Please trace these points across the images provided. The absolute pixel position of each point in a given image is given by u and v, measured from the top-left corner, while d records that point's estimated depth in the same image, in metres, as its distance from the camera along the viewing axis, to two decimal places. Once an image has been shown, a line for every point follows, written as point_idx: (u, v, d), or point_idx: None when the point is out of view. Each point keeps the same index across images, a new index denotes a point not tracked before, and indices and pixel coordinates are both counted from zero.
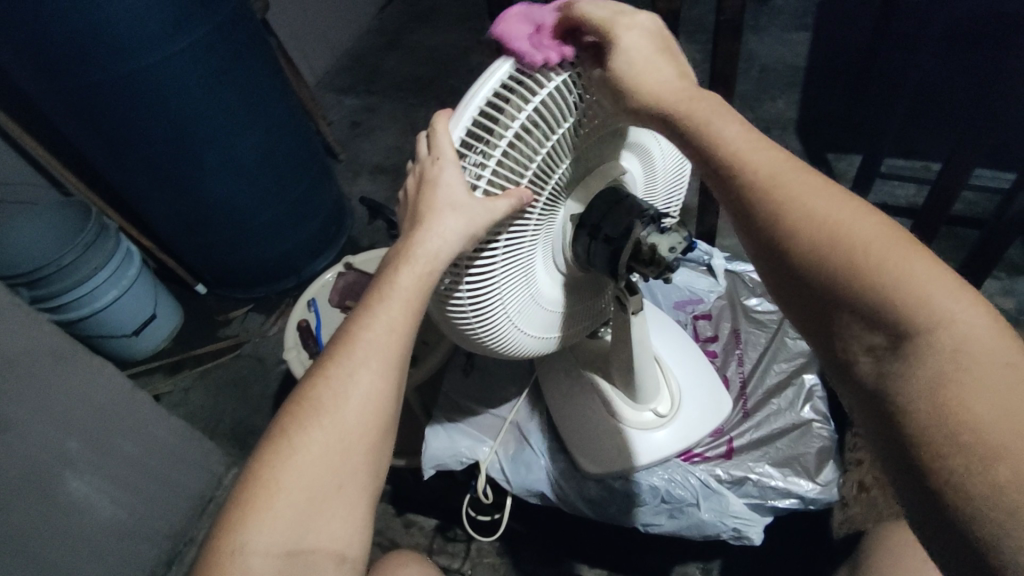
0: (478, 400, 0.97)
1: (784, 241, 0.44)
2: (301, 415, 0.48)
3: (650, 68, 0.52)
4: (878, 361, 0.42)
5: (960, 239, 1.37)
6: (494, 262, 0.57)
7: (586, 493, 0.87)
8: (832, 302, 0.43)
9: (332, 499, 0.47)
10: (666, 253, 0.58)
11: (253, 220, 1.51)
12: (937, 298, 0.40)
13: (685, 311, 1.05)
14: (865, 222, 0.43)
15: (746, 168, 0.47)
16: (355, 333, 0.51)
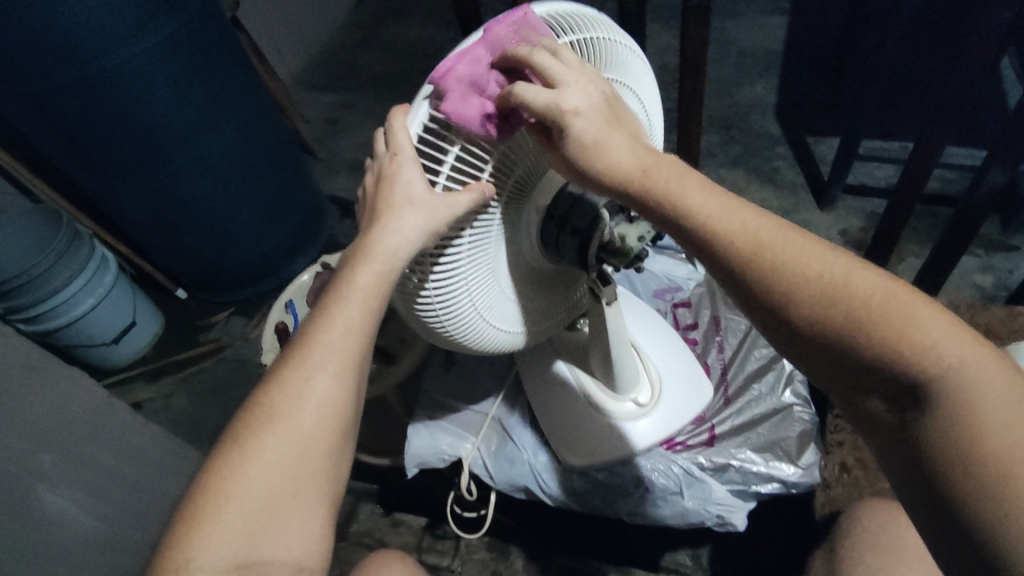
0: (458, 396, 0.96)
1: (787, 306, 0.44)
2: (255, 422, 0.49)
3: (610, 151, 0.51)
4: (897, 406, 0.42)
5: (937, 219, 1.38)
6: (459, 258, 0.56)
7: (570, 486, 0.86)
8: (840, 357, 0.43)
9: (289, 506, 0.48)
10: (636, 241, 0.61)
11: (232, 223, 1.49)
12: (942, 342, 0.41)
13: (664, 299, 1.04)
14: (860, 279, 0.43)
15: (737, 237, 0.46)
16: (313, 335, 0.51)
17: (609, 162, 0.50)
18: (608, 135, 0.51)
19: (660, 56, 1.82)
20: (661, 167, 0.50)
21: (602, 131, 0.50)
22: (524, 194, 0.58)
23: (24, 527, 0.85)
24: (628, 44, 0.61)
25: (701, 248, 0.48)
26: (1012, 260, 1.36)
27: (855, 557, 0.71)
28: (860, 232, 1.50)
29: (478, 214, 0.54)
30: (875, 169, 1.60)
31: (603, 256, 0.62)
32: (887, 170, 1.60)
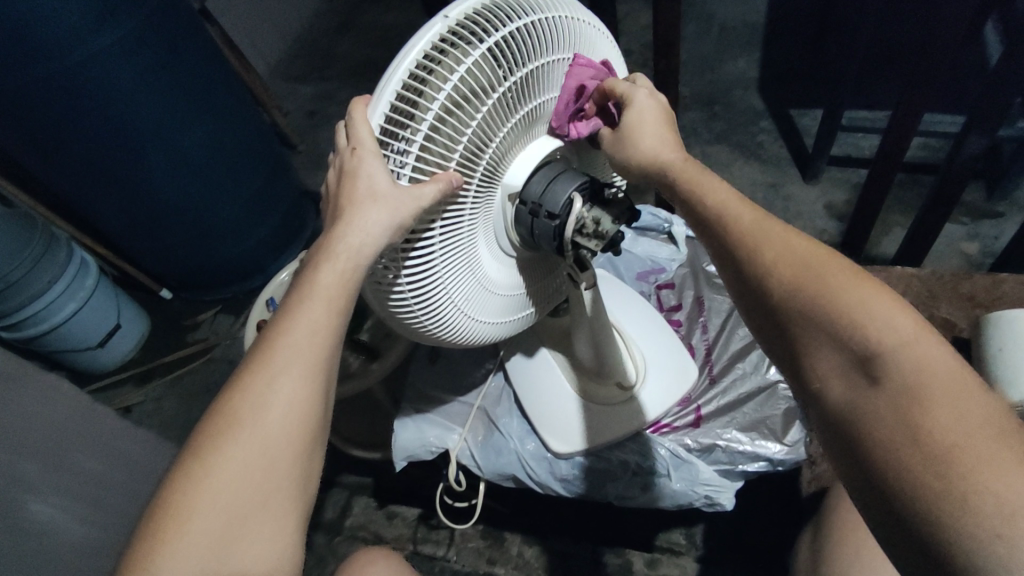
0: (445, 388, 0.96)
1: (763, 276, 0.47)
2: (219, 431, 0.49)
3: (655, 134, 0.57)
4: (846, 387, 0.43)
5: (921, 188, 1.37)
6: (431, 249, 0.55)
7: (558, 472, 0.86)
8: (802, 331, 0.45)
9: (257, 515, 0.48)
10: (609, 226, 0.60)
11: (213, 221, 1.46)
12: (890, 327, 0.42)
13: (648, 281, 1.03)
14: (832, 261, 0.46)
15: (727, 218, 0.50)
16: (276, 338, 0.51)
17: (658, 136, 0.57)
18: (664, 122, 0.58)
19: (640, 33, 1.79)
20: (683, 162, 0.55)
21: (655, 117, 0.57)
22: (494, 179, 0.57)
23: (12, 538, 0.84)
24: (590, 21, 0.60)
25: (700, 224, 0.53)
26: (997, 226, 1.36)
27: (840, 532, 0.72)
28: (845, 204, 1.50)
29: (446, 205, 0.53)
30: (860, 139, 1.59)
31: (578, 241, 0.60)
32: (872, 140, 1.59)
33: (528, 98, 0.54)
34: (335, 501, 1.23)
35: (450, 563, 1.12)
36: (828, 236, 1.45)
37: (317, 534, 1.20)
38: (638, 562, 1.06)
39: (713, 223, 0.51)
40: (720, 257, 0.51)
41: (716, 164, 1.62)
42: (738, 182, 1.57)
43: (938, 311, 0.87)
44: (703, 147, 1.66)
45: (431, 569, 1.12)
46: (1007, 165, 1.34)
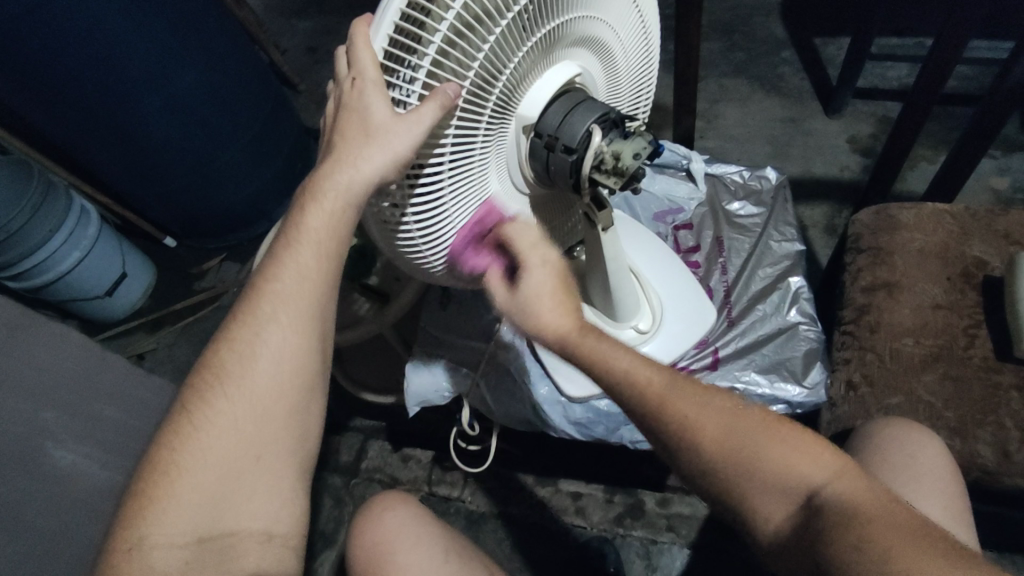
0: (454, 332, 0.94)
1: (692, 441, 0.50)
2: (208, 385, 0.50)
3: (546, 311, 0.57)
4: (795, 525, 0.46)
5: (954, 122, 1.30)
6: (439, 184, 0.52)
7: (572, 416, 0.86)
8: (739, 488, 0.49)
9: (250, 471, 0.50)
10: (631, 160, 0.56)
11: (213, 168, 1.42)
12: (811, 466, 0.47)
13: (665, 222, 0.98)
14: (745, 416, 0.50)
15: (642, 391, 0.52)
16: (263, 289, 0.51)
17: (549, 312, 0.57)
18: (552, 296, 0.58)
19: None
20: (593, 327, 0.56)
21: (546, 288, 0.58)
22: (507, 111, 0.53)
23: (34, 483, 0.85)
24: None
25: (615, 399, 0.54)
26: None
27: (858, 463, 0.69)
28: (869, 139, 1.43)
29: (451, 121, 0.48)
30: (889, 69, 1.51)
31: (595, 178, 0.57)
32: (901, 70, 1.50)
33: (546, 18, 0.49)
34: (348, 444, 1.25)
35: (464, 504, 1.14)
36: (851, 173, 1.40)
37: (334, 476, 1.22)
38: (649, 501, 1.09)
39: (630, 395, 0.52)
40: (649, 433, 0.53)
41: (734, 97, 1.54)
42: (758, 116, 1.50)
43: (970, 249, 0.83)
44: (721, 80, 1.58)
45: (446, 509, 1.15)
46: None
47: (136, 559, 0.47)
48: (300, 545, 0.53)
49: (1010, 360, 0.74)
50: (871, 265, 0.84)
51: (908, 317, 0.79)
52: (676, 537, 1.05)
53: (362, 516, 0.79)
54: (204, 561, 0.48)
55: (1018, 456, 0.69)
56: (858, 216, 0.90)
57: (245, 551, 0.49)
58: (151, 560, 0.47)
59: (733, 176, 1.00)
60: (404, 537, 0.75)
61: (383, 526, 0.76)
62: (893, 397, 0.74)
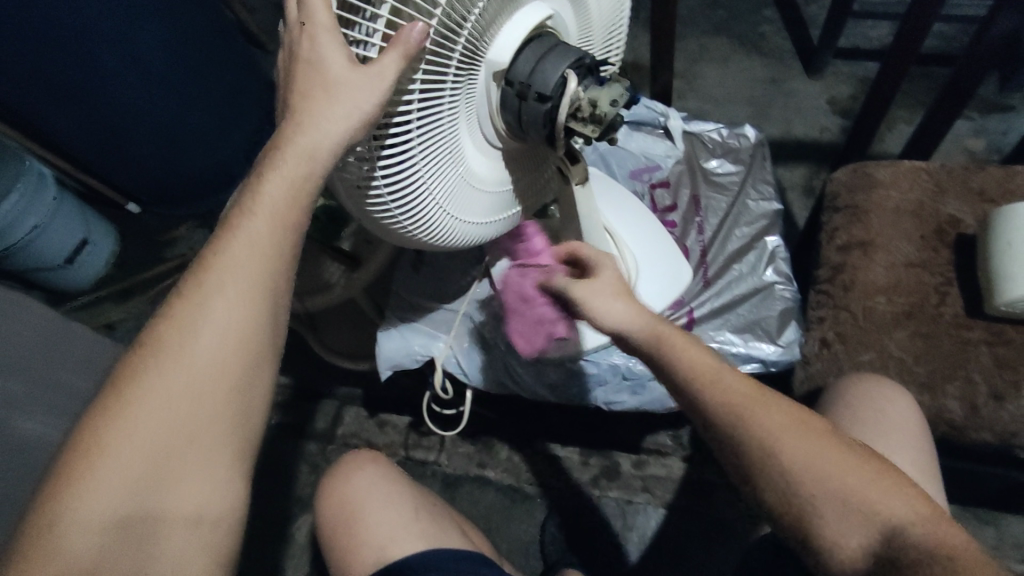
0: (428, 295, 0.92)
1: (771, 455, 0.50)
2: (146, 357, 0.47)
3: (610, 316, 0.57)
4: (869, 554, 0.48)
5: (932, 82, 1.30)
6: (408, 142, 0.50)
7: (546, 378, 0.85)
8: (815, 512, 0.49)
9: (182, 452, 0.47)
10: (609, 108, 0.55)
11: (179, 133, 1.35)
12: (897, 506, 0.49)
13: (641, 180, 0.96)
14: (834, 449, 0.50)
15: (723, 399, 0.51)
16: (213, 263, 0.48)
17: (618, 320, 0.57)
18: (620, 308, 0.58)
19: None
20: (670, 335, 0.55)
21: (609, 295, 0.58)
22: (475, 63, 0.51)
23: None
24: None
25: (686, 397, 0.53)
26: (1005, 122, 1.31)
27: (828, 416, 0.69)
28: (849, 100, 1.42)
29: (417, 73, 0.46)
30: (870, 28, 1.49)
31: (571, 127, 0.56)
32: (883, 29, 1.48)
33: None
34: (323, 411, 1.24)
35: (441, 467, 1.14)
36: (830, 134, 1.39)
37: (311, 443, 1.21)
38: (625, 462, 1.10)
39: (703, 400, 0.52)
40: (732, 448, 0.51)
41: (716, 57, 1.51)
42: (738, 76, 1.47)
43: (945, 207, 0.82)
44: (701, 38, 1.54)
45: (423, 474, 1.15)
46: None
47: (53, 541, 0.45)
48: (230, 531, 0.50)
49: (980, 317, 0.74)
50: (848, 223, 0.83)
51: (883, 276, 0.78)
52: (651, 496, 1.06)
53: (333, 473, 0.78)
54: (123, 543, 0.46)
55: (984, 410, 0.69)
56: (836, 175, 0.89)
57: (170, 534, 0.48)
58: (68, 539, 0.45)
59: (711, 134, 0.97)
60: (373, 497, 0.74)
61: (351, 485, 0.76)
62: (865, 353, 0.75)
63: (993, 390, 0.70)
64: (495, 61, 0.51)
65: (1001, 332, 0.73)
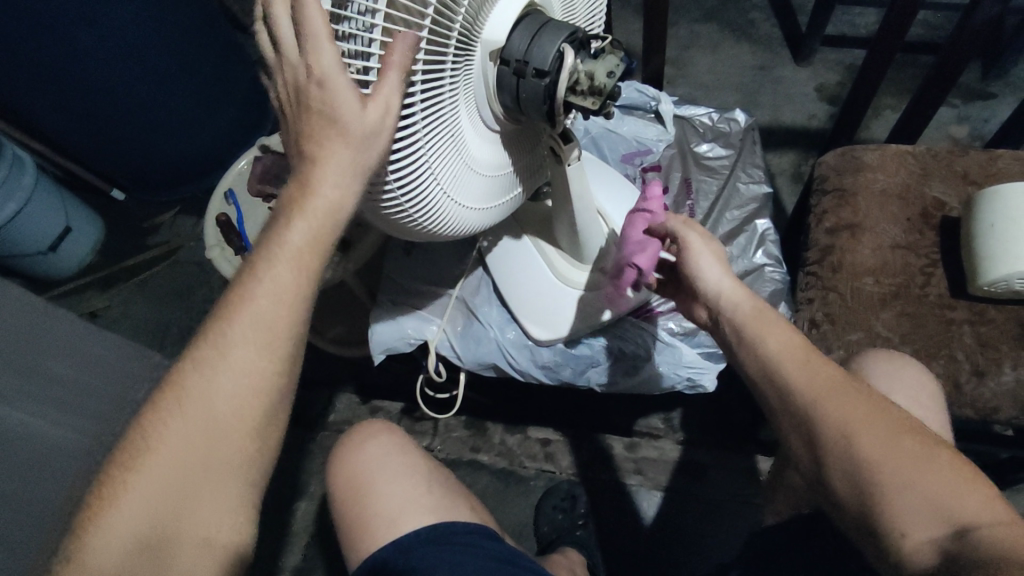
0: (422, 280, 0.92)
1: (853, 441, 0.50)
2: (174, 393, 0.49)
3: (716, 287, 0.63)
4: (938, 551, 0.44)
5: (917, 70, 1.31)
6: (414, 131, 0.50)
7: (540, 359, 0.85)
8: (891, 498, 0.47)
9: (200, 485, 0.49)
10: (605, 79, 0.56)
11: (162, 113, 1.32)
12: (974, 507, 0.45)
13: (633, 164, 0.96)
14: (927, 448, 0.49)
15: (808, 378, 0.54)
16: (235, 304, 0.49)
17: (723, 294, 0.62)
18: (725, 282, 0.62)
19: None
20: (759, 314, 0.59)
21: (711, 267, 0.64)
22: (470, 44, 0.51)
23: None
24: None
25: (761, 381, 0.57)
26: (988, 109, 1.33)
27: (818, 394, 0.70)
28: (836, 87, 1.43)
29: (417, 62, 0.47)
30: (857, 16, 1.50)
31: (570, 101, 0.57)
32: (870, 17, 1.50)
33: None
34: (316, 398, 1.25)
35: (434, 452, 1.14)
36: (818, 121, 1.40)
37: (302, 430, 1.21)
38: (618, 446, 1.10)
39: (790, 377, 0.54)
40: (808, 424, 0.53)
41: (705, 44, 1.51)
42: (727, 63, 1.48)
43: (930, 190, 0.83)
44: (691, 25, 1.54)
45: None
46: (1007, 43, 1.29)
47: (81, 559, 0.48)
48: (239, 556, 0.52)
49: (963, 297, 0.76)
50: (836, 206, 0.85)
51: (869, 257, 0.80)
52: (643, 478, 1.07)
53: (348, 440, 0.79)
54: (142, 566, 0.48)
55: (967, 387, 0.71)
56: (824, 159, 0.90)
57: (184, 558, 0.50)
58: (91, 559, 0.47)
59: (702, 118, 0.98)
60: (387, 466, 0.75)
61: (365, 453, 0.76)
62: (854, 333, 0.76)
63: (975, 367, 0.72)
64: (490, 41, 0.53)
65: (983, 311, 0.74)
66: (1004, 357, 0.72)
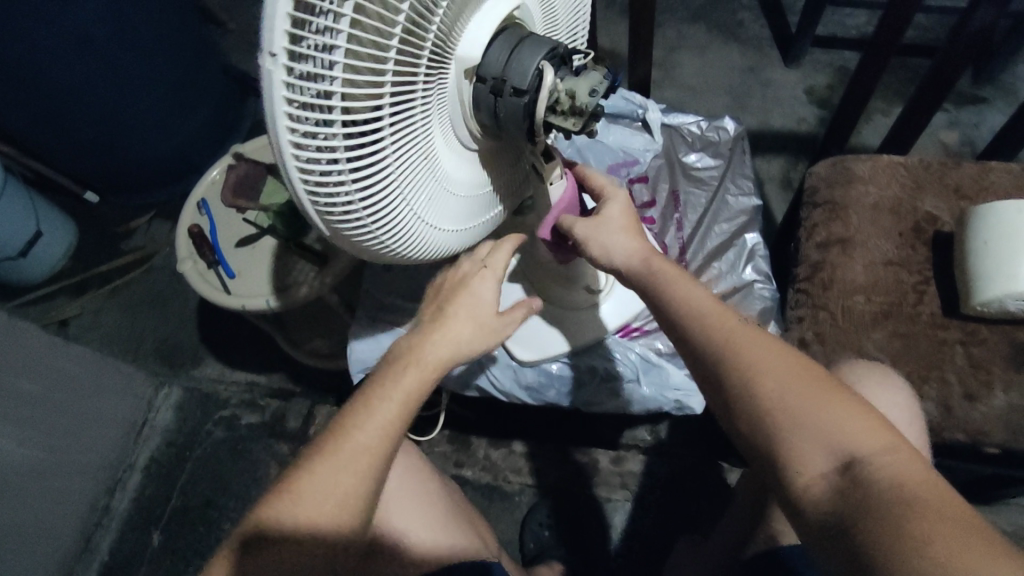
0: (402, 296, 0.89)
1: (756, 382, 0.53)
2: (322, 456, 0.58)
3: (621, 246, 0.65)
4: (834, 486, 0.49)
5: (907, 75, 1.29)
6: (381, 146, 0.47)
7: (523, 380, 0.82)
8: (790, 438, 0.51)
9: (311, 542, 0.58)
10: (587, 98, 0.53)
11: (133, 114, 1.27)
12: (866, 441, 0.49)
13: (620, 175, 0.93)
14: (835, 394, 0.52)
15: (706, 322, 0.58)
16: (383, 393, 0.59)
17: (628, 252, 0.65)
18: (628, 244, 0.65)
19: None
20: (662, 267, 0.63)
21: (620, 227, 0.66)
22: (446, 57, 0.48)
23: None
24: None
25: (678, 324, 0.60)
26: (977, 114, 1.32)
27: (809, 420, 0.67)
28: (826, 90, 1.41)
29: (387, 74, 0.44)
30: (847, 17, 1.48)
31: (550, 122, 0.54)
32: (860, 18, 1.48)
33: None
34: (296, 411, 1.24)
35: None
36: (807, 125, 1.38)
37: (282, 444, 1.21)
38: (604, 459, 1.08)
39: (698, 331, 0.58)
40: (711, 373, 0.56)
41: (693, 45, 1.49)
42: (715, 65, 1.46)
43: (922, 205, 0.81)
44: (679, 26, 1.52)
45: None
46: (998, 48, 1.28)
47: None
48: None
49: (956, 316, 0.74)
50: (827, 220, 0.82)
51: (861, 274, 0.78)
52: (630, 494, 1.05)
53: None
54: None
55: (958, 410, 0.70)
56: (815, 168, 0.88)
57: None
58: None
59: (691, 127, 0.95)
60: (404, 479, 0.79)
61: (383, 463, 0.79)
62: (844, 354, 0.74)
63: (966, 391, 0.70)
64: (466, 58, 0.49)
65: (975, 331, 0.73)
66: (995, 379, 0.70)
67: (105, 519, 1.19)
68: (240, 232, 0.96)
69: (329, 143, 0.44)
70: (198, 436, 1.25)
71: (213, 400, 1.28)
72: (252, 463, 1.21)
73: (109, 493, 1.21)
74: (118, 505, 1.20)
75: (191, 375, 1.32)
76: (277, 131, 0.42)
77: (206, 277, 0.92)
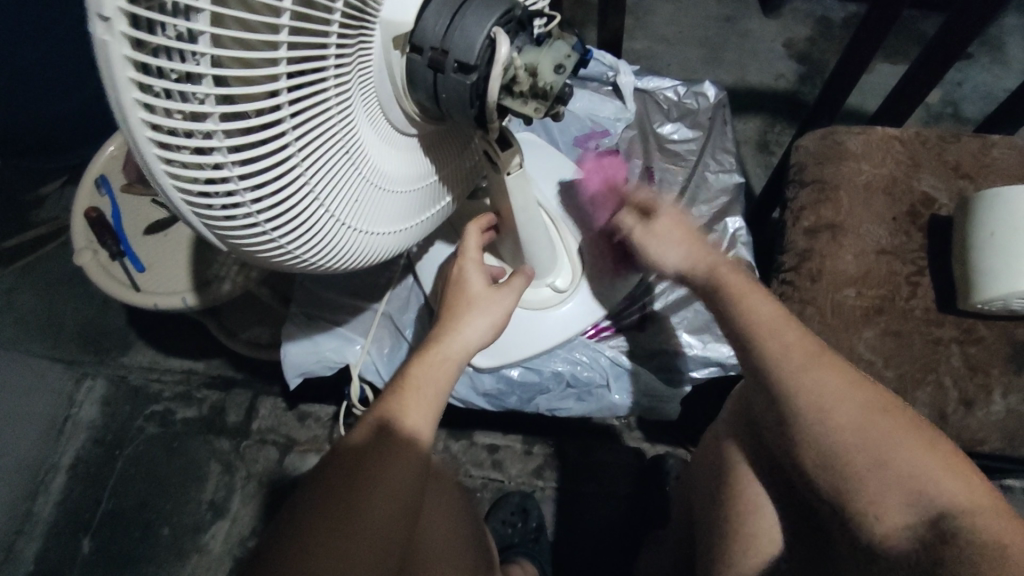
0: (345, 290, 0.79)
1: (828, 414, 0.53)
2: (361, 449, 0.55)
3: (672, 254, 0.63)
4: (914, 535, 0.49)
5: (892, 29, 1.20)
6: (286, 148, 0.36)
7: (481, 386, 0.75)
8: (870, 483, 0.51)
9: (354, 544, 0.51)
10: (552, 77, 0.42)
11: (37, 81, 1.03)
12: (956, 491, 0.48)
13: (587, 148, 0.83)
14: (909, 427, 0.51)
15: (774, 339, 0.56)
16: (408, 379, 0.59)
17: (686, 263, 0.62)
18: (686, 248, 0.62)
19: None
20: (729, 272, 0.60)
21: (675, 232, 0.63)
22: (367, 24, 0.37)
23: None
24: None
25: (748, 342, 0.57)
26: (962, 71, 1.24)
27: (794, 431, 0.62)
28: (807, 42, 1.31)
29: (281, 48, 0.32)
30: None
31: (505, 104, 0.44)
32: None
33: None
34: (238, 404, 1.14)
35: None
36: (786, 81, 1.28)
37: (223, 440, 1.12)
38: (571, 449, 1.02)
39: (766, 349, 0.56)
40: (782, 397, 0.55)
41: None
42: (691, 13, 1.33)
43: (919, 183, 0.74)
44: None
45: None
46: None
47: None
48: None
49: (952, 312, 0.68)
50: (815, 203, 0.74)
51: (852, 264, 0.70)
52: (599, 485, 0.99)
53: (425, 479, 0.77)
54: None
55: (953, 417, 0.64)
56: (803, 142, 0.79)
57: None
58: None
59: (667, 92, 0.85)
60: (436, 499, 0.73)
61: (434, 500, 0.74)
62: (834, 355, 0.67)
63: (963, 396, 0.65)
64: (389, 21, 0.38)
65: (972, 329, 0.67)
66: (993, 383, 0.65)
67: (27, 526, 1.07)
68: (150, 217, 0.83)
69: (209, 143, 0.32)
70: (128, 432, 1.13)
71: (143, 393, 1.16)
72: (191, 460, 1.11)
73: (31, 497, 1.09)
74: (40, 510, 1.08)
75: (119, 363, 1.19)
76: (129, 128, 0.30)
77: (110, 272, 0.79)
